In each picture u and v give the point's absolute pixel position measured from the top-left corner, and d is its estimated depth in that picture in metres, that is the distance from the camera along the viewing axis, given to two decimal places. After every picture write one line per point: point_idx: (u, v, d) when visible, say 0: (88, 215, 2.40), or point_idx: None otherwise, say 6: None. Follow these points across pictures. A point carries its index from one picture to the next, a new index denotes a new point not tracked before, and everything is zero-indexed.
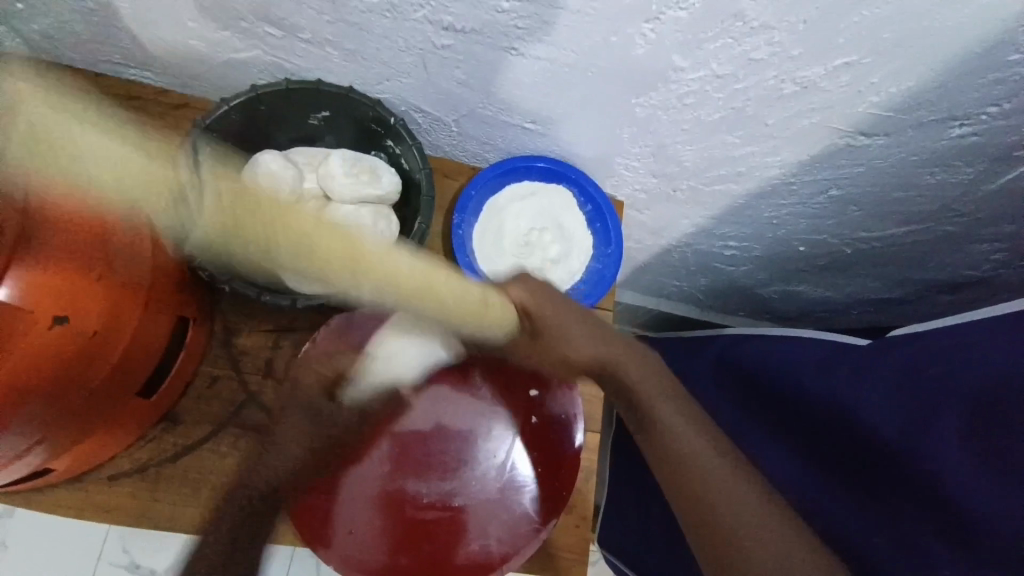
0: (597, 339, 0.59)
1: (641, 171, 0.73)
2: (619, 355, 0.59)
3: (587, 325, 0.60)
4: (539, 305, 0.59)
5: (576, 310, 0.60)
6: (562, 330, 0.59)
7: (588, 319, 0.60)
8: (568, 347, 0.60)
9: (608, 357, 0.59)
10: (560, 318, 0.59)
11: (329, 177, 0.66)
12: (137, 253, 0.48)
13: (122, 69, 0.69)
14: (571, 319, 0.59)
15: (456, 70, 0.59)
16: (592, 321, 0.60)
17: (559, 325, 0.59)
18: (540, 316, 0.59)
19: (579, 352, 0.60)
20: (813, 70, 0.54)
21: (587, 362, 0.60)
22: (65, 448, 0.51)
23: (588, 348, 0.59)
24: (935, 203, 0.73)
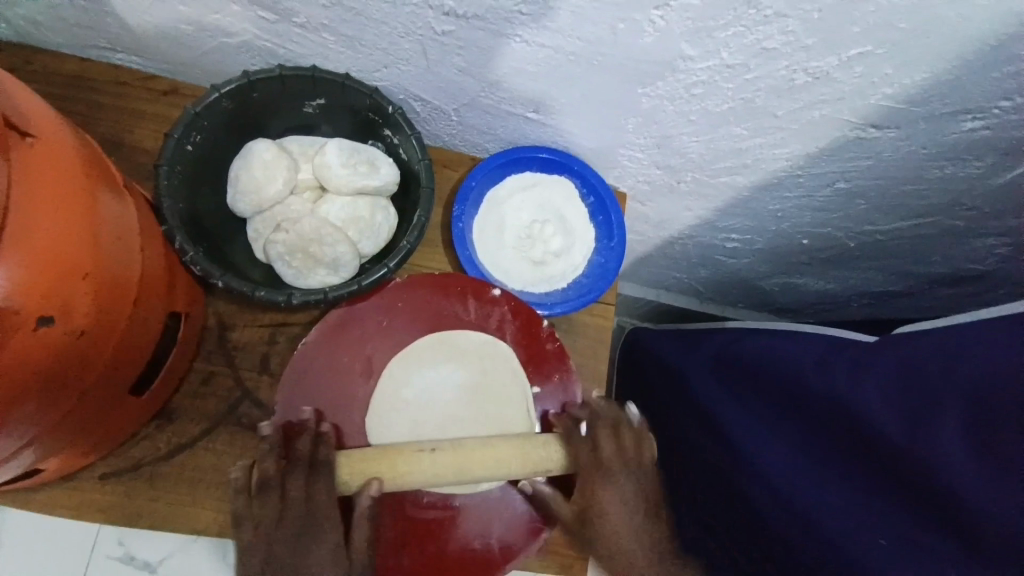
0: (648, 529, 0.55)
1: (645, 162, 0.72)
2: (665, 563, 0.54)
3: (642, 515, 0.56)
4: (600, 485, 0.56)
5: (638, 502, 0.56)
6: (618, 511, 0.56)
7: (650, 517, 0.56)
8: (606, 537, 0.55)
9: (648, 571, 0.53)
10: (616, 503, 0.56)
11: (325, 167, 0.64)
12: (122, 250, 0.47)
13: (108, 54, 0.66)
14: (626, 504, 0.56)
15: (457, 58, 0.57)
16: (653, 517, 0.56)
17: (609, 509, 0.55)
18: (595, 494, 0.56)
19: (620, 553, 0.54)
20: (826, 60, 0.53)
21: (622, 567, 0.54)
22: (57, 448, 0.50)
23: (632, 543, 0.54)
24: (941, 196, 0.72)
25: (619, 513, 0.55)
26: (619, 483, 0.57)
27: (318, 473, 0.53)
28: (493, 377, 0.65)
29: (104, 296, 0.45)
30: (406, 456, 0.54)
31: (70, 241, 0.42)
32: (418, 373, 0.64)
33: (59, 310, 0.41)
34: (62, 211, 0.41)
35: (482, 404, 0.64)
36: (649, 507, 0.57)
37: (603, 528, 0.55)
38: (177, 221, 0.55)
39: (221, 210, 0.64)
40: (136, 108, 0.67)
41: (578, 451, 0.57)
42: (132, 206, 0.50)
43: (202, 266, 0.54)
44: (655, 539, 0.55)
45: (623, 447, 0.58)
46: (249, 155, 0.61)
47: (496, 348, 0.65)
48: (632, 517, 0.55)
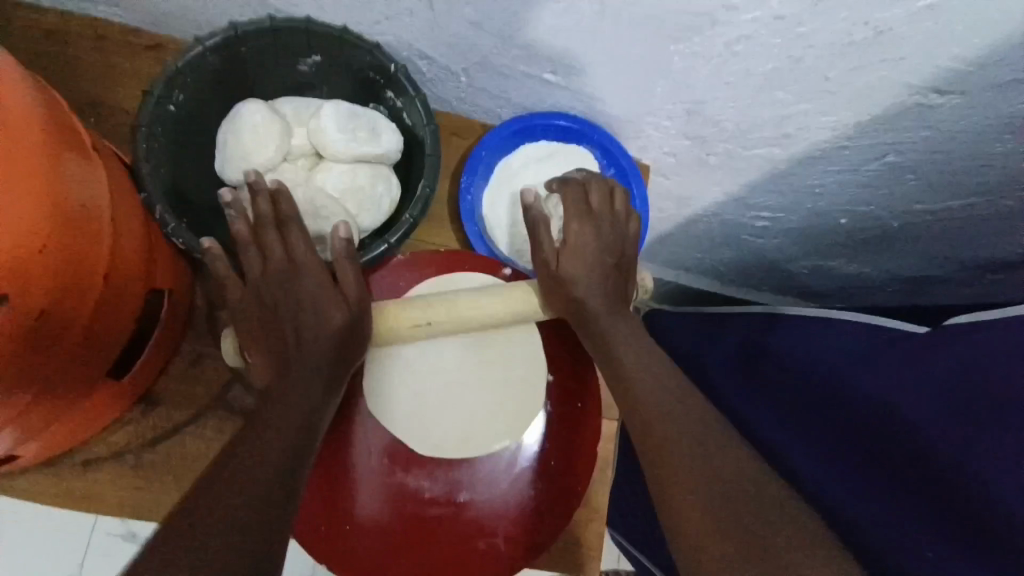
0: (608, 273, 0.56)
1: (672, 132, 0.65)
2: (613, 303, 0.55)
3: (607, 275, 0.56)
4: (579, 225, 0.57)
5: (610, 243, 0.57)
6: (583, 234, 0.57)
7: (614, 265, 0.57)
8: (566, 275, 0.55)
9: (593, 296, 0.55)
10: (586, 233, 0.57)
11: (322, 132, 0.58)
12: (89, 220, 0.43)
13: (87, 5, 0.60)
14: (595, 260, 0.56)
15: (466, 9, 0.51)
16: (618, 273, 0.57)
17: (579, 243, 0.56)
18: (569, 231, 0.57)
19: (577, 282, 0.55)
20: (891, 12, 0.46)
21: (575, 296, 0.55)
22: (30, 433, 0.47)
23: (586, 294, 0.55)
24: (1000, 174, 0.65)
25: (585, 238, 0.57)
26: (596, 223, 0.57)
27: (293, 232, 0.53)
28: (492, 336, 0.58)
29: (65, 275, 0.40)
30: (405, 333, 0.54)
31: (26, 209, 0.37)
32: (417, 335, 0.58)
33: (14, 286, 0.37)
34: (14, 174, 0.37)
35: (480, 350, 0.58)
36: (619, 260, 0.57)
37: (563, 260, 0.56)
38: (157, 191, 0.50)
39: (210, 177, 0.59)
40: (118, 66, 0.62)
41: (570, 201, 0.58)
42: (101, 173, 0.45)
43: (185, 239, 0.50)
44: (605, 243, 0.57)
45: (610, 204, 0.59)
46: (238, 117, 0.56)
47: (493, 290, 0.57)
48: (596, 249, 0.57)
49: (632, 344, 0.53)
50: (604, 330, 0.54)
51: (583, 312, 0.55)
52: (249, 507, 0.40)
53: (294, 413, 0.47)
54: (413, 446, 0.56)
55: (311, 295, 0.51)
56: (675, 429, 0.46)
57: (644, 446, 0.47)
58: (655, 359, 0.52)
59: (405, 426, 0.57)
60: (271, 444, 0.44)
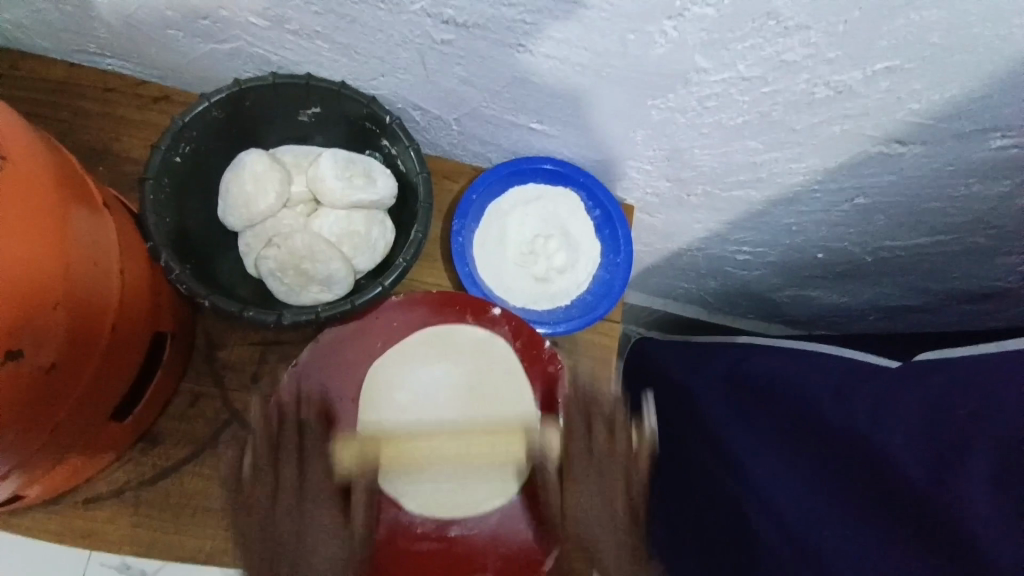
0: (615, 521, 0.57)
1: (654, 175, 0.69)
2: (622, 542, 0.56)
3: (616, 511, 0.57)
4: (583, 474, 0.58)
5: (617, 518, 0.57)
6: (586, 503, 0.57)
7: (616, 481, 0.58)
8: (570, 526, 0.57)
9: (607, 558, 0.56)
10: (591, 494, 0.57)
11: (319, 179, 0.61)
12: (99, 273, 0.45)
13: (97, 59, 0.64)
14: (602, 502, 0.57)
15: (457, 68, 0.54)
16: (627, 519, 0.57)
17: (583, 499, 0.57)
18: (571, 486, 0.58)
19: (581, 527, 0.56)
20: (849, 74, 0.50)
21: (584, 551, 0.56)
22: (36, 477, 0.49)
23: (587, 533, 0.56)
24: (965, 214, 0.68)
25: (587, 487, 0.57)
26: (604, 475, 0.58)
27: (316, 472, 0.56)
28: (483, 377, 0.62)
29: (76, 324, 0.43)
30: (404, 446, 0.59)
31: (44, 268, 0.40)
32: (411, 369, 0.61)
33: (34, 340, 0.39)
34: (34, 236, 0.39)
35: (480, 410, 0.61)
36: (620, 470, 0.59)
37: (566, 513, 0.57)
38: (162, 238, 0.53)
39: (211, 222, 0.61)
40: (126, 115, 0.65)
41: (576, 425, 0.59)
42: (110, 226, 0.48)
43: (187, 284, 0.52)
44: (618, 501, 0.57)
45: (615, 446, 0.60)
46: (240, 166, 0.59)
47: (496, 346, 0.62)
48: (603, 518, 0.57)
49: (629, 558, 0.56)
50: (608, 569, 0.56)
51: (591, 552, 0.56)
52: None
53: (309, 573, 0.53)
54: (403, 502, 0.59)
55: (320, 516, 0.55)
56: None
57: None
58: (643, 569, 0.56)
59: (400, 482, 0.59)
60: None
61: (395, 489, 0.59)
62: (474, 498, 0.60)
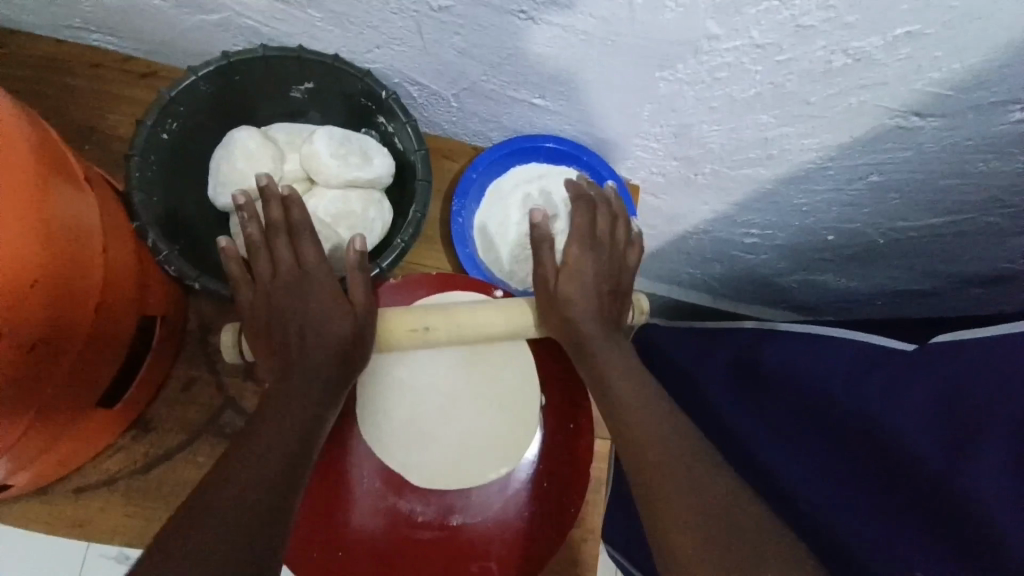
0: (606, 318, 0.56)
1: (660, 153, 0.66)
2: (611, 339, 0.55)
3: (606, 301, 0.57)
4: (582, 252, 0.57)
5: (613, 271, 0.58)
6: (586, 266, 0.57)
7: (608, 258, 0.59)
8: (564, 296, 0.55)
9: (592, 328, 0.55)
10: (586, 267, 0.57)
11: (313, 158, 0.59)
12: (82, 252, 0.43)
13: (82, 34, 0.61)
14: (594, 288, 0.56)
15: (455, 37, 0.52)
16: (615, 310, 0.57)
17: (581, 279, 0.56)
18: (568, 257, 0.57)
19: (573, 309, 0.55)
20: (868, 40, 0.47)
21: (570, 327, 0.55)
22: (23, 466, 0.47)
23: (582, 320, 0.55)
24: (982, 192, 0.66)
25: (586, 263, 0.57)
26: (599, 254, 0.58)
27: (303, 237, 0.54)
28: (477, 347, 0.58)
29: (61, 304, 0.41)
30: (411, 428, 0.57)
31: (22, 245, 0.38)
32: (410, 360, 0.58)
33: (9, 319, 0.37)
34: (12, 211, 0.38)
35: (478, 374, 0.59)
36: (610, 250, 0.59)
37: (563, 278, 0.56)
38: (149, 218, 0.51)
39: (202, 203, 0.59)
40: (113, 92, 0.63)
41: (579, 215, 0.59)
42: (96, 205, 0.46)
43: (176, 266, 0.50)
44: (606, 307, 0.56)
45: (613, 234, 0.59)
46: (231, 143, 0.57)
47: None
48: (597, 307, 0.56)
49: (626, 374, 0.52)
50: (606, 381, 0.52)
51: (580, 341, 0.55)
52: (264, 494, 0.42)
53: (287, 429, 0.46)
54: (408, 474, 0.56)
55: (313, 376, 0.49)
56: (667, 454, 0.46)
57: (633, 465, 0.48)
58: (665, 418, 0.49)
59: (405, 456, 0.57)
60: (269, 463, 0.44)
61: (396, 460, 0.57)
62: (477, 470, 0.57)
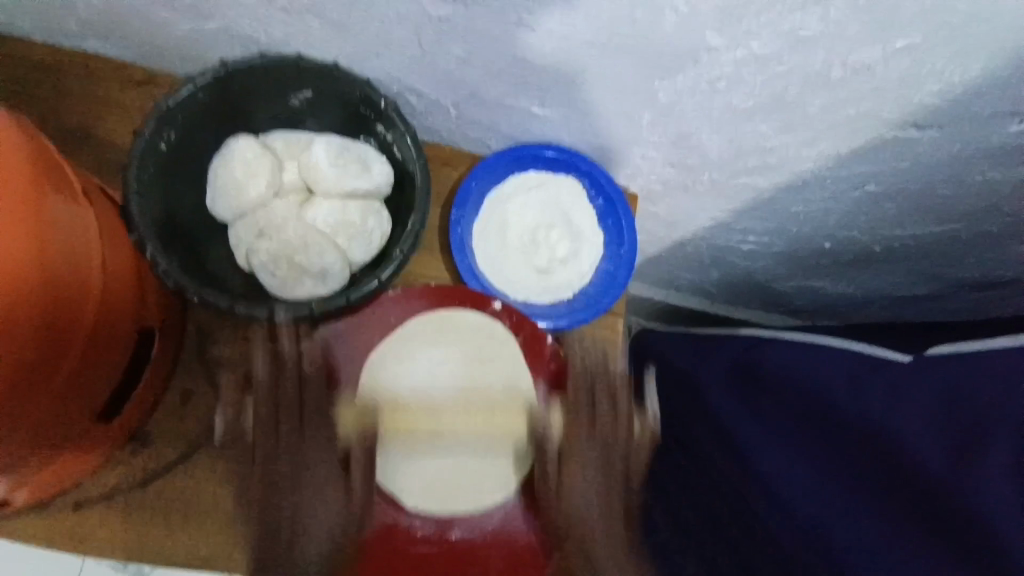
0: (608, 511, 0.52)
1: (660, 161, 0.66)
2: (610, 487, 0.54)
3: (606, 446, 0.56)
4: (583, 456, 0.55)
5: (615, 459, 0.56)
6: (584, 484, 0.53)
7: (605, 466, 0.55)
8: (568, 505, 0.53)
9: (589, 495, 0.53)
10: (586, 475, 0.54)
11: (312, 167, 0.59)
12: (77, 265, 0.43)
13: (77, 40, 0.61)
14: (597, 469, 0.55)
15: (455, 46, 0.51)
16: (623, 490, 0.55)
17: (583, 486, 0.53)
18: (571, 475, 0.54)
19: (569, 516, 0.52)
20: (868, 52, 0.47)
21: (575, 524, 0.52)
22: (20, 482, 0.47)
23: (580, 487, 0.53)
24: (979, 200, 0.66)
25: (588, 465, 0.55)
26: (594, 458, 0.55)
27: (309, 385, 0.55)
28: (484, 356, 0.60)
29: (58, 319, 0.41)
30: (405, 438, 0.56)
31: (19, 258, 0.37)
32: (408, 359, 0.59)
33: (5, 334, 0.37)
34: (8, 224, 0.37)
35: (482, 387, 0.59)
36: (613, 442, 0.56)
37: (564, 496, 0.53)
38: (147, 229, 0.50)
39: (200, 212, 0.59)
40: (109, 100, 0.62)
41: (575, 420, 0.57)
42: (93, 217, 0.46)
43: (175, 278, 0.50)
44: (611, 496, 0.54)
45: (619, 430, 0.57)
46: (229, 153, 0.57)
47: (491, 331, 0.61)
48: (602, 490, 0.53)
49: (618, 523, 0.52)
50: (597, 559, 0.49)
51: (578, 536, 0.51)
52: None
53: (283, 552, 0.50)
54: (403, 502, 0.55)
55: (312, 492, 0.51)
56: None
57: None
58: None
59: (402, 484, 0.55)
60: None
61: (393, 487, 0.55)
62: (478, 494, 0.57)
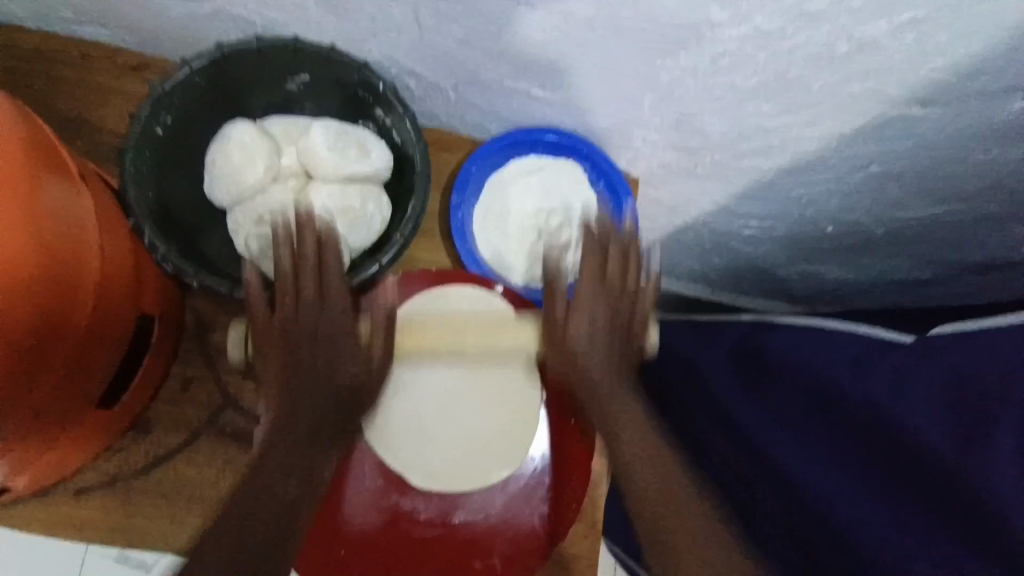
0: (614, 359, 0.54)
1: (661, 143, 0.66)
2: (619, 372, 0.53)
3: (613, 333, 0.54)
4: (587, 296, 0.53)
5: (622, 312, 0.54)
6: (592, 297, 0.54)
7: (613, 325, 0.54)
8: (570, 334, 0.53)
9: (598, 372, 0.53)
10: (593, 319, 0.53)
11: (310, 152, 0.58)
12: (75, 246, 0.42)
13: (70, 25, 0.60)
14: (605, 316, 0.54)
15: (455, 26, 0.51)
16: (624, 344, 0.54)
17: (586, 324, 0.53)
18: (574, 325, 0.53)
19: (582, 353, 0.53)
20: (873, 26, 0.47)
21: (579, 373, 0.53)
22: (19, 466, 0.46)
23: (592, 370, 0.53)
24: (984, 180, 0.66)
25: (596, 301, 0.53)
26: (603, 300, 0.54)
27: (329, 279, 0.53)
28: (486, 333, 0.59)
29: (52, 300, 0.40)
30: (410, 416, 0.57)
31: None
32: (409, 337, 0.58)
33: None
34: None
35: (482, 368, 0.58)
36: (618, 304, 0.54)
37: (569, 332, 0.53)
38: (144, 214, 0.51)
39: (197, 198, 0.58)
40: (103, 86, 0.61)
41: (588, 255, 0.54)
42: (88, 198, 0.45)
43: (173, 263, 0.50)
44: (614, 352, 0.54)
45: (626, 276, 0.54)
46: (227, 137, 0.56)
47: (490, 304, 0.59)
48: (603, 355, 0.54)
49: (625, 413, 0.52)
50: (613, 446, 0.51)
51: (587, 393, 0.54)
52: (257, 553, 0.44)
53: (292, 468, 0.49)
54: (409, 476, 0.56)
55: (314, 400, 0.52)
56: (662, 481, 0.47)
57: (634, 508, 0.48)
58: (647, 435, 0.50)
59: (404, 455, 0.57)
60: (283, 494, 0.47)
61: (399, 463, 0.57)
62: (483, 473, 0.57)
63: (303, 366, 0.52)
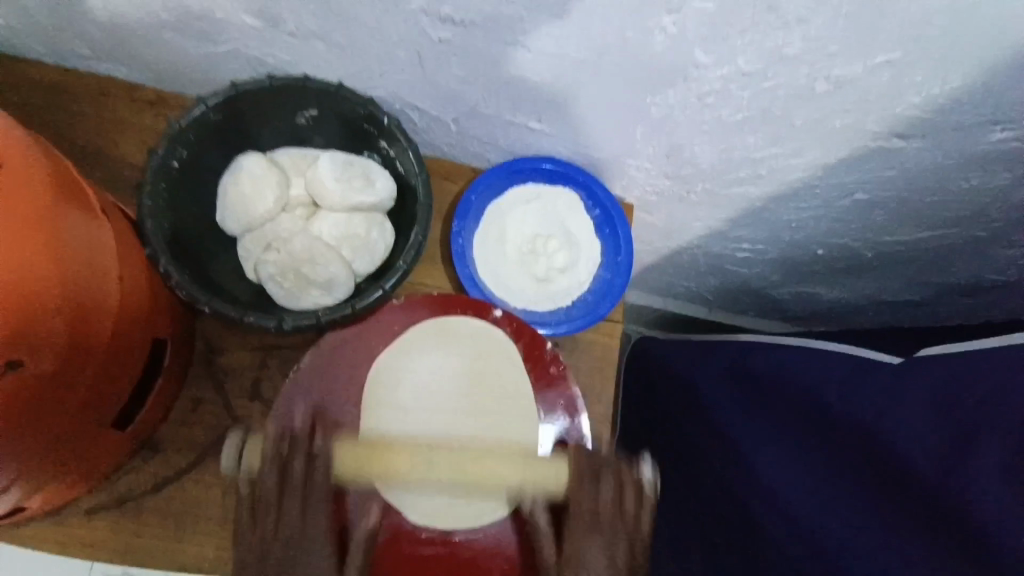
0: None
1: (654, 172, 0.68)
2: None
3: (614, 550, 0.49)
4: (582, 534, 0.49)
5: (619, 558, 0.49)
6: (593, 561, 0.49)
7: (613, 540, 0.50)
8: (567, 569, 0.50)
9: None
10: (592, 554, 0.49)
11: (317, 183, 0.61)
12: (95, 278, 0.45)
13: (91, 63, 0.63)
14: (603, 544, 0.49)
15: (455, 66, 0.54)
16: (628, 555, 0.50)
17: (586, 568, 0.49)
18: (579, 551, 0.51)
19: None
20: (849, 68, 0.49)
21: None
22: (36, 488, 0.48)
23: None
24: (967, 207, 0.68)
25: (591, 553, 0.49)
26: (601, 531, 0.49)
27: (292, 470, 0.48)
28: (484, 365, 0.61)
29: (75, 330, 0.42)
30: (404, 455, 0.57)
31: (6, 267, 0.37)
32: (405, 369, 0.60)
33: (27, 345, 0.39)
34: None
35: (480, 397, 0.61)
36: (613, 520, 0.50)
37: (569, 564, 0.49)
38: (160, 243, 0.53)
39: (209, 227, 0.61)
40: (121, 120, 0.65)
41: (576, 520, 0.49)
42: (109, 231, 0.48)
43: (187, 290, 0.52)
44: (615, 560, 0.49)
45: (624, 508, 0.50)
46: (238, 169, 0.59)
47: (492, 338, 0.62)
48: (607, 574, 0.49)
49: None
50: None
51: None
52: None
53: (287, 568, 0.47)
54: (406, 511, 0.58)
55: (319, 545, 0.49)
56: None
57: None
58: None
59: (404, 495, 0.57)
60: None
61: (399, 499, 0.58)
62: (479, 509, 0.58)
63: (281, 552, 0.48)
